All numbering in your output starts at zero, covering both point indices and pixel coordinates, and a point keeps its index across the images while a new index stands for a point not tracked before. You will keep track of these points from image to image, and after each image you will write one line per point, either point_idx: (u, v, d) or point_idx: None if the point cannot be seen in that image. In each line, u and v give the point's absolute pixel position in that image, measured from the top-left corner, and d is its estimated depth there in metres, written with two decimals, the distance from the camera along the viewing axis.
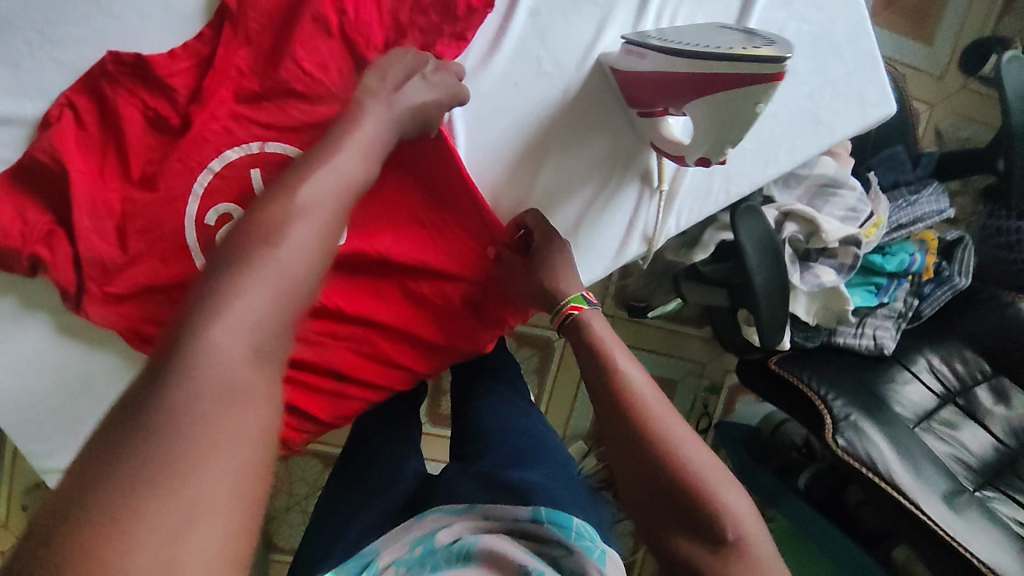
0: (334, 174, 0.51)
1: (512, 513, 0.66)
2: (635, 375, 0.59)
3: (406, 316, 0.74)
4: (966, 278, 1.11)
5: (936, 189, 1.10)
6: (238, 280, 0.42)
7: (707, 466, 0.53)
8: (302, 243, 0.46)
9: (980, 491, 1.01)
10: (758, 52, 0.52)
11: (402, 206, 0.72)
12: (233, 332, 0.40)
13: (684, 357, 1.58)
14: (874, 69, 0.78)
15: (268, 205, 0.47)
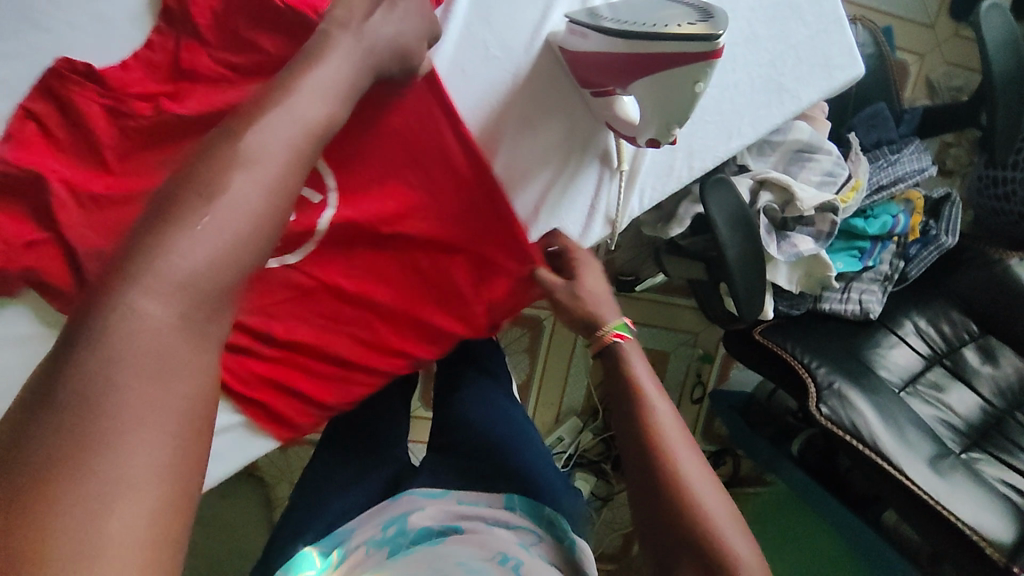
0: (289, 120, 0.47)
1: (487, 501, 0.69)
2: (665, 413, 0.62)
3: (407, 290, 0.69)
4: (953, 237, 1.08)
5: (917, 147, 1.07)
6: (171, 234, 0.39)
7: (718, 509, 0.55)
8: (243, 195, 0.42)
9: (966, 452, 1.00)
10: (691, 31, 0.52)
11: (394, 166, 0.68)
12: (165, 296, 0.37)
13: (676, 327, 1.57)
14: (838, 31, 0.75)
15: (212, 151, 0.43)
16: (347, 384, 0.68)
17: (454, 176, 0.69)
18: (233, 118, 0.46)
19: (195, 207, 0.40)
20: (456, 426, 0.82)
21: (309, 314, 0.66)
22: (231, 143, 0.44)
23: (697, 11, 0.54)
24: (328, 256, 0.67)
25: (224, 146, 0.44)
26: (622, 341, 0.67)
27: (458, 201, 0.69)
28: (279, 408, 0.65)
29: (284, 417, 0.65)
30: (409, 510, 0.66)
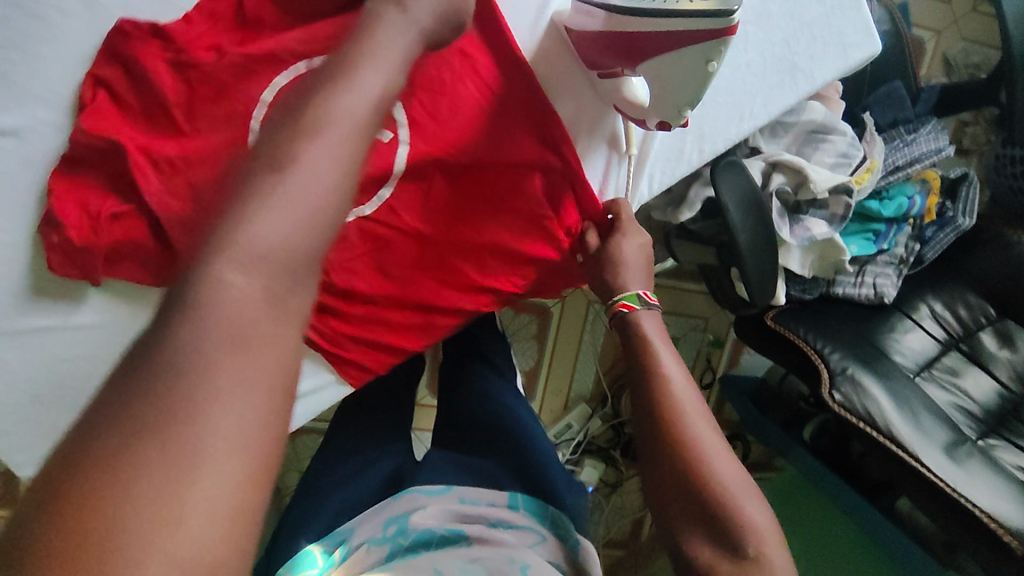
0: (364, 83, 0.44)
1: (490, 497, 0.68)
2: (676, 383, 0.60)
3: (479, 230, 0.71)
4: (970, 218, 1.05)
5: (935, 126, 1.04)
6: (252, 204, 0.37)
7: (737, 488, 0.53)
8: (325, 164, 0.39)
9: (982, 439, 0.98)
10: (701, 5, 0.50)
11: (463, 106, 0.68)
12: (243, 267, 0.36)
13: (685, 313, 1.56)
14: (854, 8, 0.73)
15: (296, 115, 0.41)
16: (430, 321, 0.73)
17: (520, 113, 0.69)
18: (316, 80, 0.43)
19: (271, 175, 0.38)
20: (464, 422, 0.82)
21: (391, 263, 0.70)
22: (308, 107, 0.41)
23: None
24: (402, 202, 0.68)
25: (302, 111, 0.41)
26: (631, 310, 0.66)
27: (526, 139, 0.69)
28: (365, 352, 0.72)
29: (341, 349, 0.71)
30: (411, 508, 0.65)
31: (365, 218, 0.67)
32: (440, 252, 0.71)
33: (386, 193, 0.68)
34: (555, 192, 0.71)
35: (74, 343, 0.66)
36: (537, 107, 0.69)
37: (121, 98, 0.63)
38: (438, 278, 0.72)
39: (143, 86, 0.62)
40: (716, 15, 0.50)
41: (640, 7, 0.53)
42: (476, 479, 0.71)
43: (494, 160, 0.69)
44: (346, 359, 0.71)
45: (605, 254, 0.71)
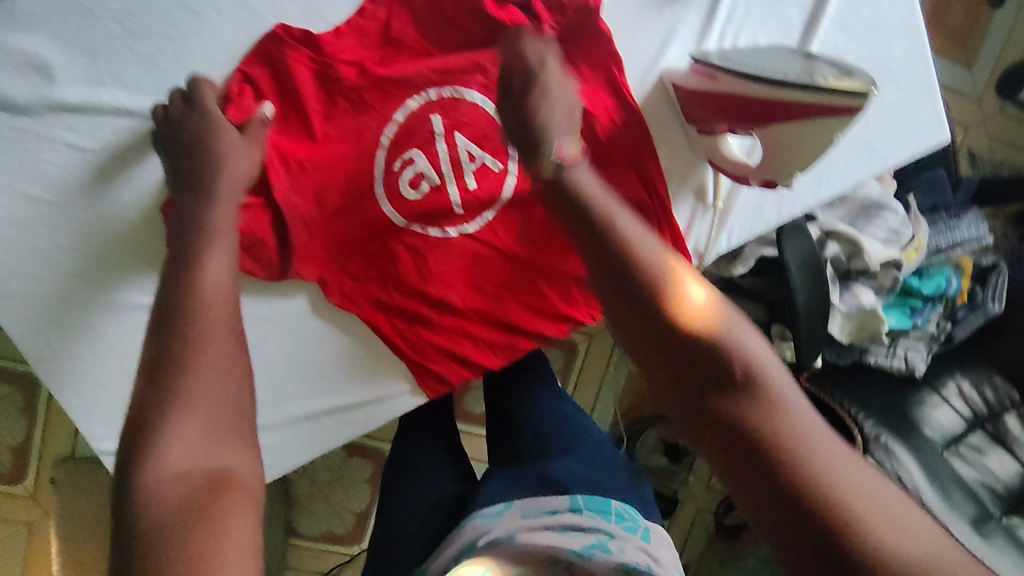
0: (213, 265, 0.53)
1: (550, 503, 0.67)
2: (629, 231, 0.51)
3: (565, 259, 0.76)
4: (999, 304, 1.11)
5: (975, 215, 1.11)
6: (174, 378, 0.46)
7: (713, 311, 0.48)
8: (210, 319, 0.49)
9: (1006, 518, 1.02)
10: (845, 86, 0.56)
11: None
12: (180, 452, 0.43)
13: None
14: (930, 98, 0.78)
15: (166, 299, 0.50)
16: (510, 340, 0.77)
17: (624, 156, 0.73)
18: (173, 265, 0.53)
19: (179, 372, 0.46)
20: (521, 430, 0.84)
21: (482, 280, 0.75)
22: (179, 307, 0.49)
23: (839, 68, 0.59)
24: (502, 225, 0.74)
25: (166, 318, 0.49)
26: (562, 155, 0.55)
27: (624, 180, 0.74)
28: (446, 365, 0.76)
29: (423, 358, 0.75)
30: (476, 539, 0.62)
31: (467, 235, 0.74)
32: (523, 276, 0.76)
33: (488, 214, 0.74)
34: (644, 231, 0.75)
35: None
36: (641, 153, 0.73)
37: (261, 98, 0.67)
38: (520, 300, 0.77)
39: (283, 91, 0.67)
40: (855, 92, 0.56)
41: (781, 77, 0.58)
42: (536, 487, 0.71)
43: None
44: (427, 368, 0.76)
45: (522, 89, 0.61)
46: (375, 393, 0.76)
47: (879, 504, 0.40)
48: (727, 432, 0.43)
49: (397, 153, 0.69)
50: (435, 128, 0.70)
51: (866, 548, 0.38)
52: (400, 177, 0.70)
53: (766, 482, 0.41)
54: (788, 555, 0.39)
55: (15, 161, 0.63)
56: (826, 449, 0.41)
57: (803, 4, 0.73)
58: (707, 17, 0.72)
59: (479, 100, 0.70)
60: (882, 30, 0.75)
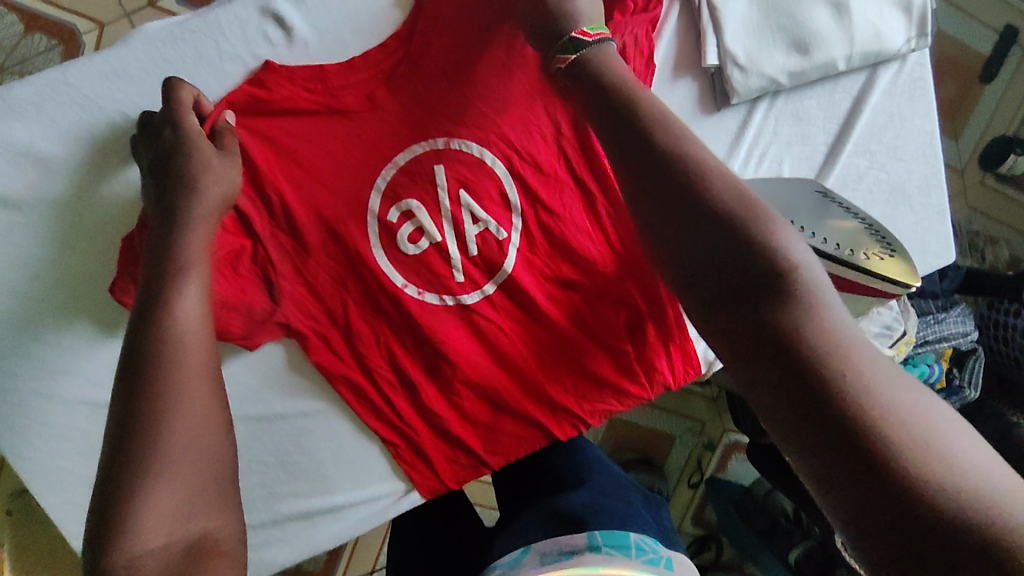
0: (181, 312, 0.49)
1: (567, 542, 0.61)
2: (676, 129, 0.45)
3: (571, 349, 0.72)
4: (975, 391, 1.16)
5: (963, 310, 1.15)
6: (155, 427, 0.44)
7: (753, 214, 0.40)
8: (193, 366, 0.48)
9: None
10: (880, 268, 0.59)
11: (581, 229, 0.70)
12: (156, 531, 0.41)
13: (685, 414, 1.62)
14: (940, 221, 0.80)
15: (142, 338, 0.47)
16: (498, 431, 0.72)
17: (635, 266, 0.71)
18: (144, 299, 0.50)
19: (154, 427, 0.44)
20: (528, 483, 0.80)
21: (474, 363, 0.70)
22: (150, 357, 0.47)
23: (866, 226, 0.61)
24: (501, 308, 0.70)
25: (135, 372, 0.46)
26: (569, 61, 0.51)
27: (634, 277, 0.71)
28: (446, 468, 0.72)
29: (415, 462, 0.71)
30: None
31: (465, 306, 0.69)
32: (526, 361, 0.71)
33: (490, 288, 0.69)
34: (651, 328, 0.73)
35: None
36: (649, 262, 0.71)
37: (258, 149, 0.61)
38: (518, 389, 0.72)
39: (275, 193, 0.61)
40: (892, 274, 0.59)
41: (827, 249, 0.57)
42: (554, 523, 0.66)
43: (597, 294, 0.71)
44: (427, 477, 0.72)
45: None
46: (367, 492, 0.71)
47: (962, 444, 0.32)
48: (770, 351, 0.35)
49: (398, 202, 0.65)
50: (438, 180, 0.65)
51: (919, 491, 0.30)
52: (395, 227, 0.65)
53: (822, 418, 0.32)
54: (818, 468, 0.32)
55: (4, 255, 0.59)
56: (903, 391, 0.33)
57: (829, 127, 0.73)
58: (737, 135, 0.71)
59: (491, 160, 0.66)
60: (902, 155, 0.76)
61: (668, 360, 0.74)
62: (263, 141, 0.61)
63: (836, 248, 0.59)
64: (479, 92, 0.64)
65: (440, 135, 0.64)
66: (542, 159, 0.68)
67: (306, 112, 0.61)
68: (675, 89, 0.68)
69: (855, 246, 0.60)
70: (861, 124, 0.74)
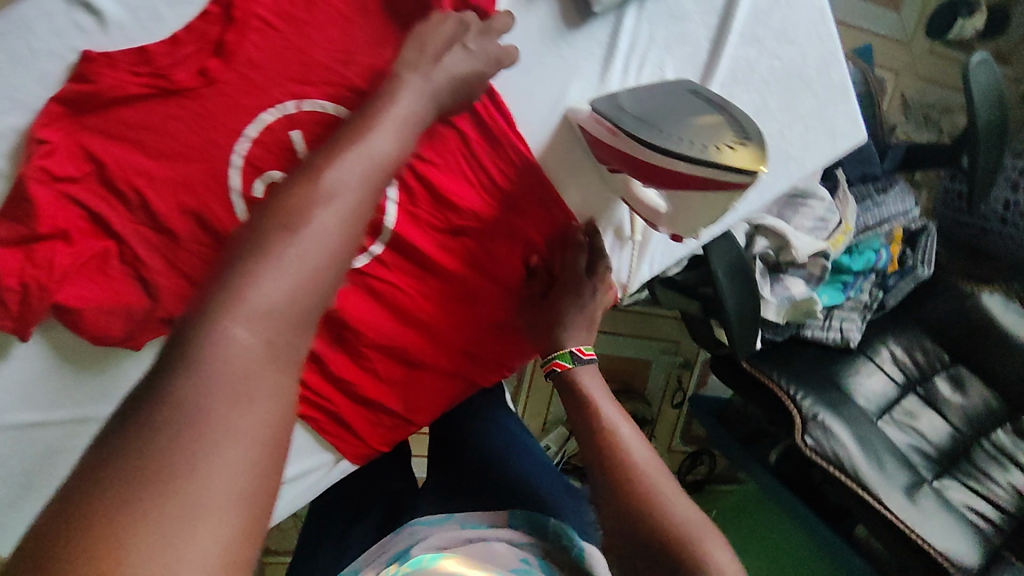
0: (351, 162, 0.50)
1: (491, 519, 0.70)
2: (630, 444, 0.62)
3: (477, 292, 0.72)
4: (928, 269, 1.15)
5: (901, 187, 1.13)
6: (264, 260, 0.43)
7: (685, 529, 0.55)
8: (327, 227, 0.46)
9: (937, 480, 1.04)
10: (729, 160, 0.54)
11: (458, 166, 0.68)
12: (253, 323, 0.41)
13: (656, 337, 1.59)
14: (846, 99, 0.76)
15: (303, 181, 0.48)
16: (415, 385, 0.73)
17: (525, 197, 0.70)
18: (319, 153, 0.51)
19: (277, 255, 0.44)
20: (456, 450, 0.87)
21: (378, 325, 0.70)
22: (297, 198, 0.47)
23: (727, 117, 0.56)
24: (395, 264, 0.69)
25: (284, 202, 0.47)
26: (565, 369, 0.70)
27: (520, 209, 0.71)
28: (372, 430, 0.73)
29: (341, 430, 0.72)
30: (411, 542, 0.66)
31: (357, 271, 0.68)
32: (428, 314, 0.71)
33: (377, 248, 0.68)
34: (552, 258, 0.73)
35: (81, 433, 0.65)
36: (537, 192, 0.70)
37: (101, 144, 0.58)
38: (431, 343, 0.72)
39: (130, 186, 0.60)
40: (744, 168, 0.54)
41: (677, 148, 0.54)
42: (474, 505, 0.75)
43: (492, 236, 0.71)
44: (358, 441, 0.73)
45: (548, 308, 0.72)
46: (298, 469, 0.72)
47: None
48: None
49: (258, 175, 0.62)
50: (297, 146, 0.62)
51: None
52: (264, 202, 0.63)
53: None
54: None
55: None
56: None
57: (707, 21, 0.70)
58: (609, 48, 0.68)
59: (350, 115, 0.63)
60: (794, 38, 0.72)
61: None
62: (105, 137, 0.59)
63: (693, 145, 0.54)
64: (319, 46, 0.61)
65: (287, 97, 0.61)
66: None
67: (137, 97, 0.58)
68: (534, 7, 0.66)
69: (712, 138, 0.55)
70: (742, 13, 0.70)
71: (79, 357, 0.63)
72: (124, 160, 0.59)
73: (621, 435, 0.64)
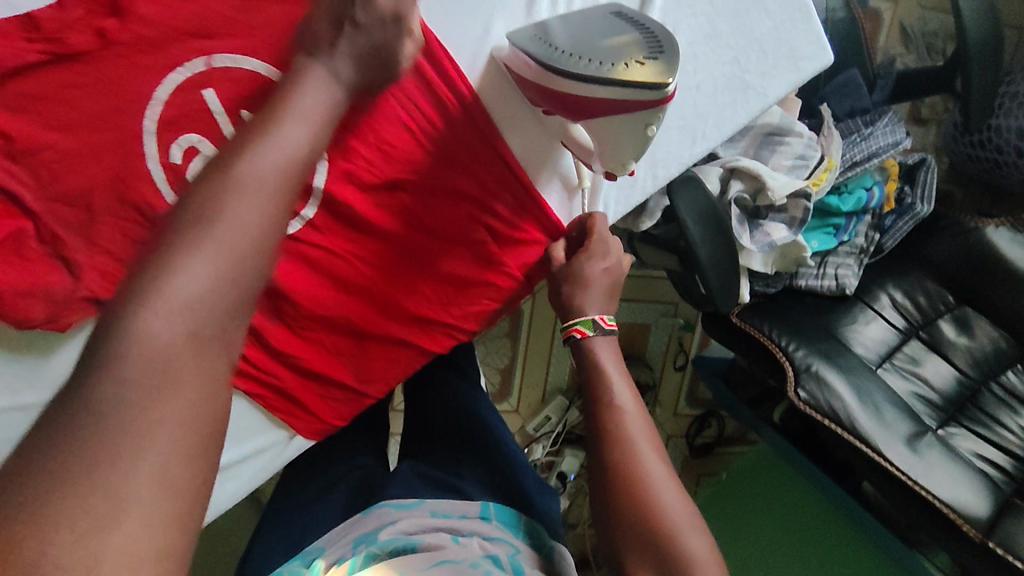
0: (282, 134, 0.45)
1: (460, 508, 0.65)
2: (631, 424, 0.62)
3: (423, 252, 0.69)
4: (928, 205, 1.06)
5: (891, 118, 1.04)
6: (184, 247, 0.38)
7: (670, 520, 0.56)
8: (256, 206, 0.41)
9: (943, 428, 0.99)
10: (642, 76, 0.50)
11: (386, 118, 0.64)
12: (171, 316, 0.37)
13: (654, 300, 1.51)
14: (806, 18, 0.70)
15: (226, 157, 0.43)
16: (365, 355, 0.71)
17: (463, 145, 0.66)
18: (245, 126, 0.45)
19: (202, 239, 0.39)
20: (426, 426, 0.81)
21: (319, 292, 0.67)
22: (218, 176, 0.41)
23: (644, 35, 0.52)
24: (331, 227, 0.66)
25: (204, 183, 0.41)
26: (585, 336, 0.67)
27: (460, 158, 0.67)
28: (323, 403, 0.71)
29: (290, 405, 0.69)
30: (380, 526, 0.61)
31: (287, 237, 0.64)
32: (370, 279, 0.68)
33: (308, 211, 0.65)
34: (499, 208, 0.69)
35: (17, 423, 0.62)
36: (476, 136, 0.66)
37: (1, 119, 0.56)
38: (377, 309, 0.69)
39: (39, 160, 0.57)
40: (653, 84, 0.50)
41: (590, 72, 0.51)
42: (429, 485, 0.70)
43: (433, 191, 0.67)
44: (311, 413, 0.71)
45: (566, 273, 0.69)
46: (253, 445, 0.69)
47: None
48: None
49: (173, 139, 0.60)
50: (211, 107, 0.60)
51: None
52: (184, 169, 0.61)
53: None
54: None
55: None
56: None
57: None
58: None
59: (263, 69, 0.60)
60: None
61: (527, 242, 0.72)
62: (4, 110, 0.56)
63: (603, 67, 0.51)
64: None
65: (193, 55, 0.58)
66: None
67: (35, 66, 0.55)
68: None
69: (626, 58, 0.51)
70: None
71: (5, 344, 0.60)
72: (27, 132, 0.57)
73: (624, 413, 0.63)
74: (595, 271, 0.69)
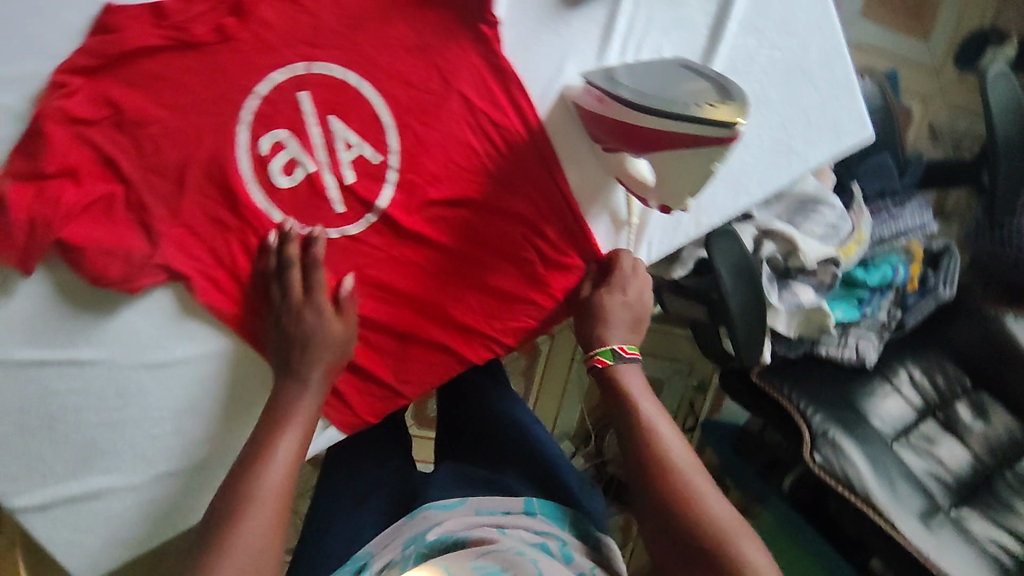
0: (278, 457, 0.62)
1: (504, 503, 0.67)
2: (673, 444, 0.64)
3: (472, 264, 0.73)
4: (950, 289, 1.10)
5: (919, 201, 1.11)
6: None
7: (727, 527, 0.58)
8: (258, 528, 0.57)
9: (954, 509, 0.99)
10: (717, 115, 0.55)
11: (458, 139, 0.70)
12: None
13: (671, 356, 1.53)
14: (850, 96, 0.77)
15: (236, 487, 0.59)
16: (405, 357, 0.73)
17: (524, 170, 0.72)
18: (249, 455, 0.62)
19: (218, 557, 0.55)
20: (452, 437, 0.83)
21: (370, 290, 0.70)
22: (234, 502, 0.58)
23: (713, 84, 0.58)
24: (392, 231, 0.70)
25: (220, 511, 0.58)
26: (606, 366, 0.71)
27: (519, 183, 0.72)
28: (359, 398, 0.73)
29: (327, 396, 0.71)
30: (424, 527, 0.62)
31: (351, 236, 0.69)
32: (421, 284, 0.72)
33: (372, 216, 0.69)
34: (549, 233, 0.73)
35: (71, 376, 0.64)
36: (539, 164, 0.72)
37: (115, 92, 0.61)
38: (423, 313, 0.73)
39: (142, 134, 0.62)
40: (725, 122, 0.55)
41: (664, 108, 0.56)
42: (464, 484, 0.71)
43: (491, 210, 0.72)
44: (346, 407, 0.72)
45: (592, 306, 0.74)
46: None
47: None
48: None
49: (266, 132, 0.65)
50: (303, 108, 0.65)
51: None
52: (269, 159, 0.66)
53: None
54: None
55: None
56: None
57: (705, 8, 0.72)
58: (606, 29, 0.70)
59: (356, 82, 0.66)
60: (794, 30, 0.74)
61: (568, 269, 0.75)
62: (119, 85, 0.61)
63: (677, 104, 0.56)
64: (330, 10, 0.64)
65: (295, 60, 0.65)
66: (400, 79, 0.67)
67: (156, 49, 0.61)
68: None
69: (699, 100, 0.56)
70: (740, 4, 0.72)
71: (77, 299, 0.64)
72: (137, 108, 0.62)
73: (661, 432, 0.65)
74: (618, 308, 0.73)
